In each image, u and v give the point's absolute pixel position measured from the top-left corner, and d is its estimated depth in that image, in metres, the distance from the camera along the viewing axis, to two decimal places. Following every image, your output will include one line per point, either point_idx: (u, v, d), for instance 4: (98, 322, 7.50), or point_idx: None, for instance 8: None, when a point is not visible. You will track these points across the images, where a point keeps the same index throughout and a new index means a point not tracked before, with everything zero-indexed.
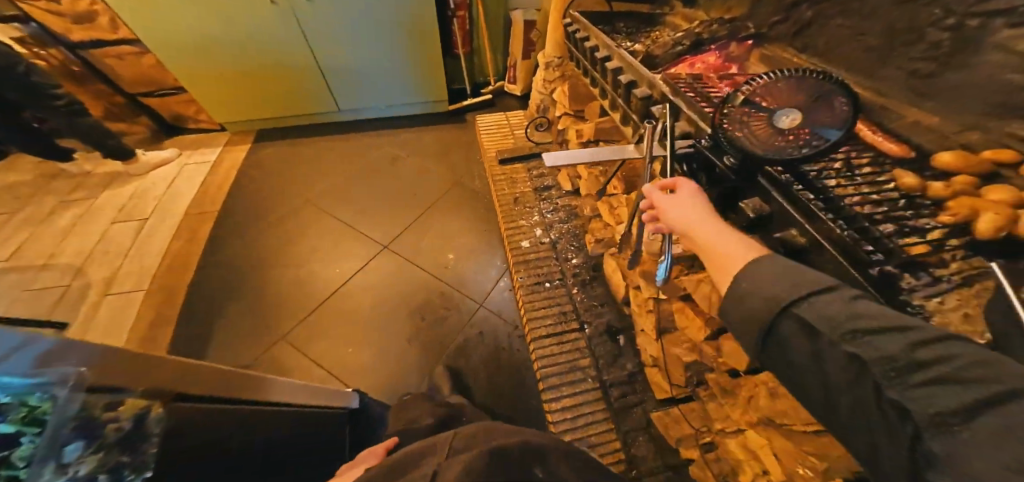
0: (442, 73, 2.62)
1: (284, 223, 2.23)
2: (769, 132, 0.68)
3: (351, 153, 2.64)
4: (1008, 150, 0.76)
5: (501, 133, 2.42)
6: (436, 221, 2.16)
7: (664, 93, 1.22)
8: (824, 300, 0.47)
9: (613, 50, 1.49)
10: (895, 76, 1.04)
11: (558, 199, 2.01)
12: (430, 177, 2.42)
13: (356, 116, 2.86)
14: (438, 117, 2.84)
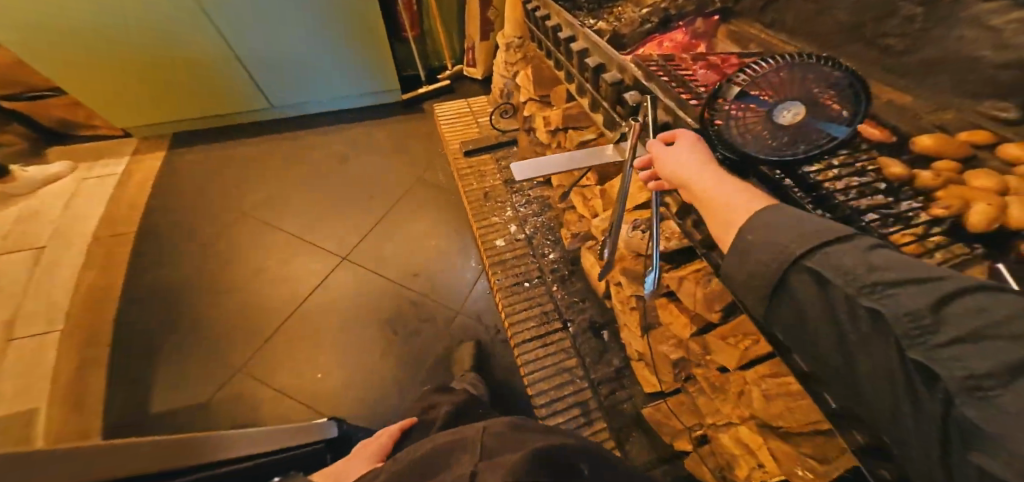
0: (384, 60, 2.40)
1: (224, 240, 2.01)
2: (768, 128, 0.62)
3: (297, 154, 2.41)
4: (983, 131, 0.75)
5: (462, 121, 2.26)
6: (401, 223, 2.02)
7: (637, 77, 1.10)
8: (840, 250, 0.43)
9: (578, 30, 1.34)
10: (865, 52, 1.01)
11: (530, 191, 1.92)
12: (389, 175, 2.24)
13: (288, 112, 2.59)
14: (393, 108, 2.63)
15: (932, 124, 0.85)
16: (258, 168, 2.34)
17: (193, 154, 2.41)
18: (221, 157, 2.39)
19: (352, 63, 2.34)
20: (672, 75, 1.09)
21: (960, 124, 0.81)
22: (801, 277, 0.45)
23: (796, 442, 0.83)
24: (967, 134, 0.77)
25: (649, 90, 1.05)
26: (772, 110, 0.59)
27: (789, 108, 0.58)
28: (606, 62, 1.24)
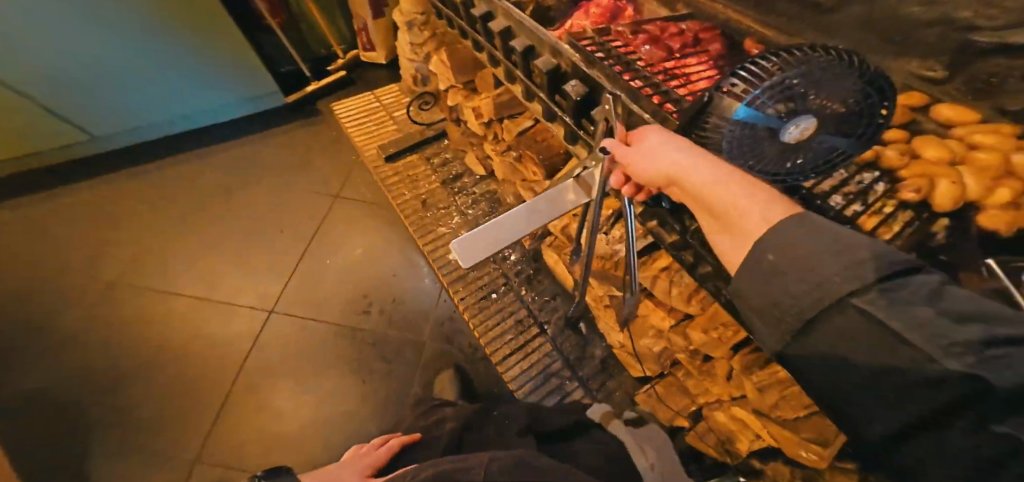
0: (241, 53, 1.86)
1: (104, 319, 1.65)
2: (774, 145, 0.53)
3: (177, 193, 1.97)
4: (916, 92, 0.80)
5: (372, 118, 1.98)
6: (335, 252, 1.76)
7: (574, 63, 0.87)
8: (903, 292, 0.33)
9: (494, 3, 1.06)
10: (794, 10, 0.94)
11: (473, 188, 1.78)
12: (303, 196, 1.92)
13: (137, 136, 2.04)
14: (282, 113, 2.19)
15: None
16: (134, 215, 1.92)
17: (39, 214, 1.92)
18: (78, 210, 1.93)
19: (194, 64, 1.81)
20: (620, 59, 0.92)
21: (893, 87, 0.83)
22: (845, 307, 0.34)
23: (795, 427, 0.85)
24: (903, 98, 0.81)
25: (591, 79, 0.85)
26: (783, 129, 0.49)
27: (799, 125, 0.49)
28: (538, 43, 0.97)
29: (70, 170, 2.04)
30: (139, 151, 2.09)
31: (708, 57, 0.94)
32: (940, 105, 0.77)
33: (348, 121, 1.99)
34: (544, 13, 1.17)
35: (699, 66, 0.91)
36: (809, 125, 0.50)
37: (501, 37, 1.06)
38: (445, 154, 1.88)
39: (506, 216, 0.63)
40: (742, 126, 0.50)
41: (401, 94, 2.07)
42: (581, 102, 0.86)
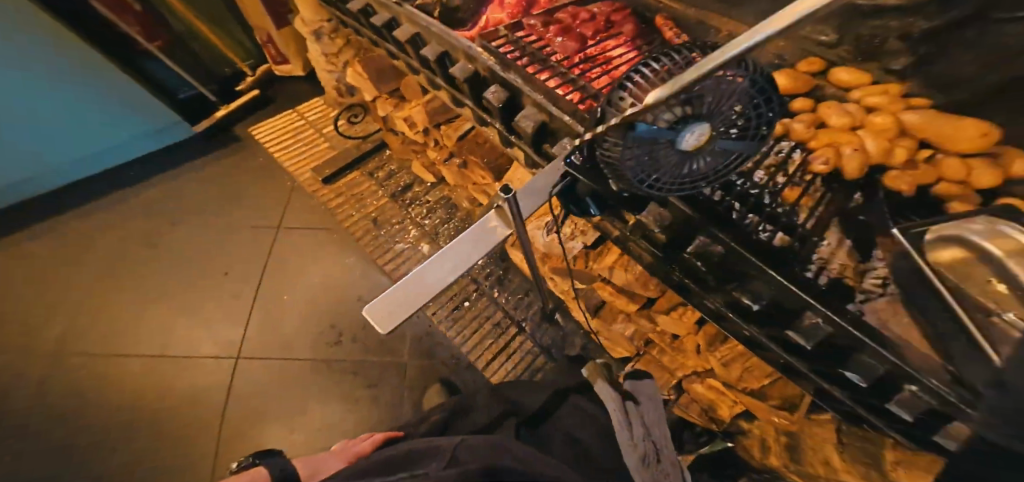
0: (121, 83, 1.69)
1: (41, 407, 1.49)
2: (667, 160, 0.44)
3: (96, 256, 1.78)
4: (815, 60, 0.84)
5: (300, 139, 1.92)
6: (293, 287, 1.68)
7: (489, 67, 0.82)
8: None
9: (394, 9, 0.98)
10: None
11: (425, 197, 1.76)
12: (245, 235, 1.80)
13: (26, 192, 1.85)
14: (197, 144, 2.00)
15: (772, 54, 0.92)
16: (48, 283, 1.72)
17: None
18: None
19: (73, 89, 1.61)
20: (534, 56, 0.84)
21: (792, 52, 0.89)
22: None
23: (764, 394, 0.92)
24: (806, 65, 0.85)
25: (509, 84, 0.80)
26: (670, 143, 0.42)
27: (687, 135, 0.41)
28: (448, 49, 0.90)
29: None
30: (38, 209, 1.87)
31: (626, 41, 0.90)
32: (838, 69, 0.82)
33: (271, 145, 1.93)
34: (452, 13, 1.00)
35: (617, 50, 0.87)
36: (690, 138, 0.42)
37: (411, 44, 0.97)
38: (389, 167, 1.85)
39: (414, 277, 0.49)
40: (641, 143, 0.41)
41: (328, 109, 2.02)
42: (502, 109, 0.82)
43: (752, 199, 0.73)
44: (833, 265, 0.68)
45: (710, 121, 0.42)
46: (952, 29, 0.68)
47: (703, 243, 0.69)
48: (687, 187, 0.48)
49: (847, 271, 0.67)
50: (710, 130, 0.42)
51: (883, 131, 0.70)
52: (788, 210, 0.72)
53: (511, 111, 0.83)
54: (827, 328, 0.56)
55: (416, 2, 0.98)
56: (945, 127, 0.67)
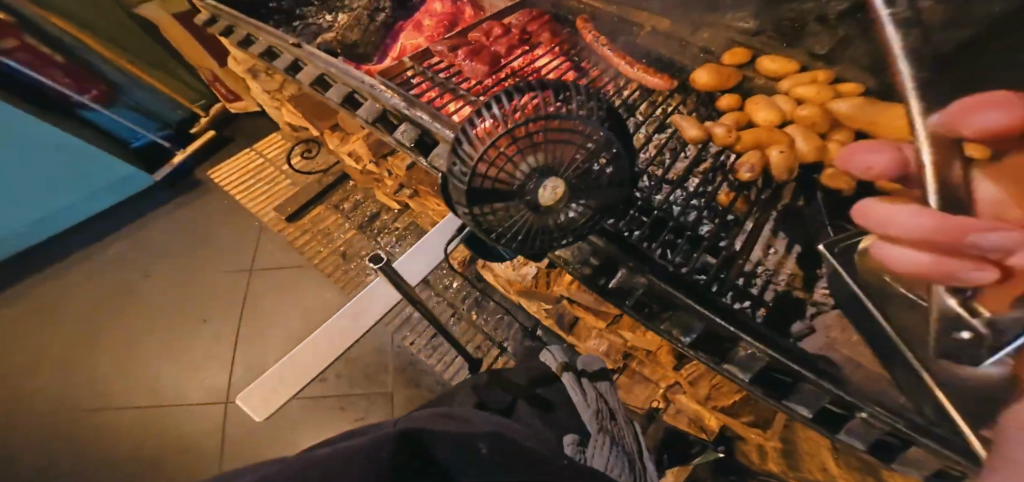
0: (45, 137, 1.55)
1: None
2: (535, 212, 0.42)
3: (55, 320, 1.66)
4: (739, 50, 0.80)
5: (260, 176, 1.93)
6: (270, 328, 1.62)
7: (398, 109, 0.76)
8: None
9: (296, 50, 0.93)
10: None
11: (394, 223, 1.74)
12: (215, 279, 1.73)
13: None
14: (160, 190, 1.94)
15: (698, 46, 0.87)
16: (8, 354, 1.60)
17: None
18: None
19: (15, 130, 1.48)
20: (450, 89, 0.81)
21: (719, 43, 0.85)
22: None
23: (736, 412, 0.88)
24: (729, 57, 0.80)
25: (417, 122, 0.73)
26: (529, 199, 0.40)
27: (547, 187, 0.39)
28: (355, 89, 0.83)
29: None
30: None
31: (550, 49, 0.92)
32: (762, 58, 0.78)
33: (234, 188, 1.91)
34: (352, 50, 1.03)
35: (543, 60, 0.90)
36: (557, 186, 0.40)
37: (315, 86, 0.90)
38: (355, 197, 1.83)
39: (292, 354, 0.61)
40: (495, 196, 0.40)
41: (284, 143, 2.02)
42: (419, 148, 0.74)
43: (673, 222, 0.68)
44: (779, 280, 0.65)
45: (560, 172, 0.40)
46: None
47: (622, 275, 0.64)
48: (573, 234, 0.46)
49: (795, 281, 0.65)
50: (562, 183, 0.40)
51: (812, 126, 0.69)
52: (722, 227, 0.69)
53: (427, 151, 0.75)
54: (762, 357, 0.52)
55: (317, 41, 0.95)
56: (878, 115, 0.62)
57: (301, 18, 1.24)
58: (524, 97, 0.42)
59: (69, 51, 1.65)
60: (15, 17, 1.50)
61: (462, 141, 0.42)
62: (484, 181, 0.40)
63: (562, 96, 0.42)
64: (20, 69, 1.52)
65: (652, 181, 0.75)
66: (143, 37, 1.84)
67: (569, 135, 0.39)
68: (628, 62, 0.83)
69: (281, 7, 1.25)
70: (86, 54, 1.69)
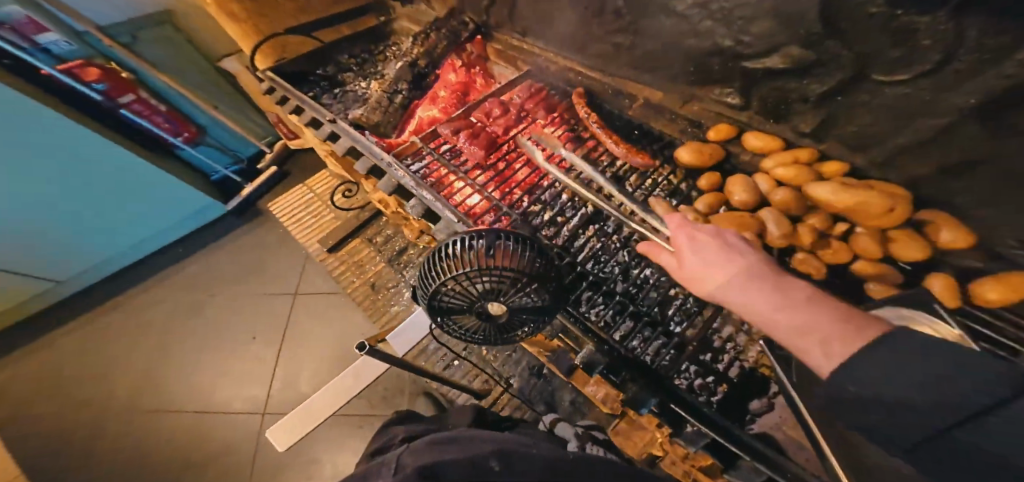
0: (148, 174, 1.86)
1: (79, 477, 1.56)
2: (485, 320, 0.62)
3: (135, 328, 1.94)
4: (723, 125, 0.87)
5: (309, 210, 2.18)
6: (306, 346, 1.81)
7: (409, 187, 1.01)
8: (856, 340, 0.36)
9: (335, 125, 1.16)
10: (604, 50, 1.04)
11: (419, 257, 1.91)
12: (265, 299, 1.97)
13: (84, 281, 2.04)
14: (232, 220, 2.25)
15: (686, 118, 0.94)
16: (99, 356, 1.88)
17: None
18: (37, 370, 1.86)
19: (117, 166, 1.76)
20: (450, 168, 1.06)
21: (707, 115, 0.91)
22: (895, 376, 0.31)
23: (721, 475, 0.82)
24: (715, 134, 0.87)
25: (423, 200, 0.99)
26: (481, 314, 0.61)
27: (492, 306, 0.59)
28: (376, 163, 1.09)
29: (17, 333, 1.97)
30: (92, 290, 2.07)
31: (549, 120, 1.10)
32: (747, 133, 0.85)
33: (290, 221, 2.16)
34: (374, 130, 1.22)
35: (545, 131, 1.10)
36: (498, 306, 0.60)
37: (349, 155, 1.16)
38: (386, 231, 2.03)
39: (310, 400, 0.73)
40: (458, 308, 0.61)
41: (330, 179, 2.28)
42: (425, 218, 1.00)
43: (633, 306, 0.91)
44: (747, 357, 0.86)
45: (498, 299, 0.59)
46: (846, 87, 0.67)
47: (588, 351, 0.83)
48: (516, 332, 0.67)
49: (762, 361, 0.84)
50: (502, 304, 0.59)
51: (786, 208, 0.77)
52: (696, 305, 0.89)
53: (432, 221, 1.01)
54: (706, 435, 0.72)
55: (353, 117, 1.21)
56: (856, 204, 0.70)
57: (341, 84, 1.47)
58: (464, 244, 0.59)
59: (169, 100, 2.02)
60: (135, 77, 1.86)
61: (426, 274, 0.62)
62: (444, 307, 0.61)
63: (494, 244, 0.58)
64: (134, 121, 1.87)
65: (632, 257, 0.96)
66: (227, 84, 2.21)
67: (506, 275, 0.58)
68: (614, 141, 0.96)
69: (325, 73, 1.48)
70: (180, 102, 2.05)
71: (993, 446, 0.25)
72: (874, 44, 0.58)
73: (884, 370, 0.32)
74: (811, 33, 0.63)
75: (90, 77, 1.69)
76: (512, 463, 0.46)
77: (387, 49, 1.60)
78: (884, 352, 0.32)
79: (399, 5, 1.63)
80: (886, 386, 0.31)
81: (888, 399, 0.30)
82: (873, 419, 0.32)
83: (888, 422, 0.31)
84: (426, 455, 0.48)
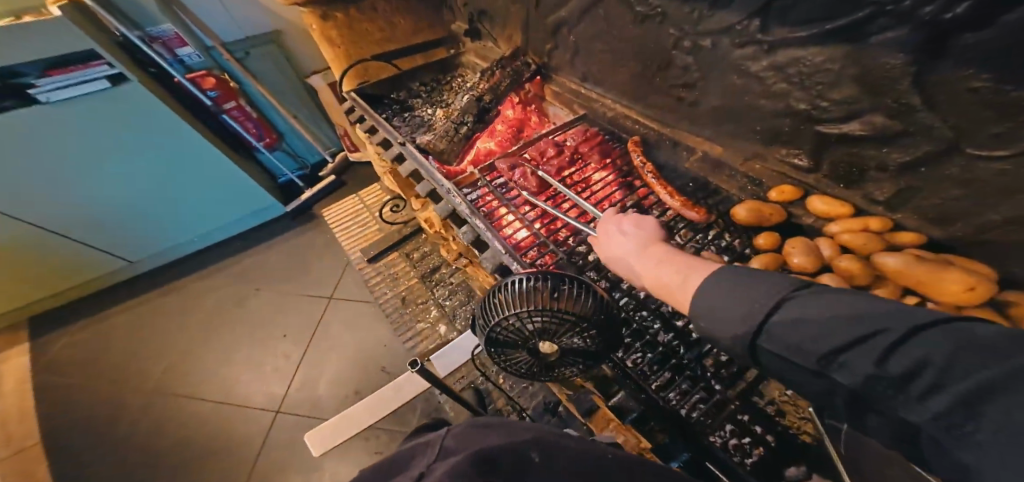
0: (224, 170, 2.05)
1: (105, 451, 1.63)
2: (534, 356, 0.61)
3: (181, 312, 2.06)
4: (787, 187, 0.86)
5: (356, 220, 2.30)
6: (330, 350, 1.83)
7: (463, 214, 1.06)
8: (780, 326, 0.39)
9: (404, 148, 1.28)
10: (664, 101, 1.03)
11: (451, 277, 1.94)
12: (300, 299, 2.04)
13: (151, 264, 2.23)
14: (286, 221, 2.40)
15: (745, 176, 0.93)
16: (145, 334, 2.00)
17: (50, 354, 1.96)
18: (93, 339, 2.00)
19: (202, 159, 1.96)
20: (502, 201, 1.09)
21: (769, 175, 0.90)
22: (733, 311, 0.44)
23: None
24: (777, 194, 0.86)
25: (476, 228, 1.03)
26: (531, 349, 0.60)
27: (543, 344, 0.58)
28: (437, 188, 1.15)
29: (85, 303, 2.14)
30: (154, 271, 2.25)
31: (599, 164, 1.13)
32: (812, 197, 0.83)
33: (338, 230, 2.28)
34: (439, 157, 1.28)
35: (597, 175, 1.11)
36: (550, 345, 0.58)
37: (412, 176, 1.25)
38: (423, 248, 2.10)
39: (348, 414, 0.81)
40: (508, 341, 0.60)
41: (382, 192, 2.42)
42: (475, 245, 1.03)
43: (676, 358, 0.86)
44: (787, 421, 0.79)
45: (551, 339, 0.58)
46: (935, 158, 0.63)
47: (620, 397, 0.81)
48: (562, 374, 0.65)
49: (804, 427, 0.77)
50: (555, 344, 0.58)
51: (851, 277, 0.74)
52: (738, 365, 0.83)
53: (480, 248, 1.04)
54: None
55: (420, 141, 1.29)
56: (925, 278, 0.66)
57: (410, 108, 1.59)
58: (526, 282, 0.58)
59: (260, 108, 2.25)
60: (240, 85, 2.11)
61: (487, 305, 0.61)
62: (499, 339, 0.60)
63: (559, 287, 0.57)
64: (231, 124, 2.12)
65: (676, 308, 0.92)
66: (311, 100, 2.44)
67: (565, 319, 0.56)
68: (669, 194, 0.95)
69: (397, 98, 1.62)
70: (268, 110, 2.29)
71: (787, 349, 0.38)
72: (974, 119, 0.55)
73: (724, 309, 0.45)
74: (900, 102, 0.61)
75: (207, 86, 1.96)
76: (553, 456, 0.48)
77: (453, 80, 1.71)
78: (718, 294, 0.46)
79: (468, 41, 1.74)
80: (732, 325, 0.43)
81: (737, 333, 0.43)
82: (730, 347, 0.45)
83: (740, 348, 0.43)
84: (474, 441, 0.52)
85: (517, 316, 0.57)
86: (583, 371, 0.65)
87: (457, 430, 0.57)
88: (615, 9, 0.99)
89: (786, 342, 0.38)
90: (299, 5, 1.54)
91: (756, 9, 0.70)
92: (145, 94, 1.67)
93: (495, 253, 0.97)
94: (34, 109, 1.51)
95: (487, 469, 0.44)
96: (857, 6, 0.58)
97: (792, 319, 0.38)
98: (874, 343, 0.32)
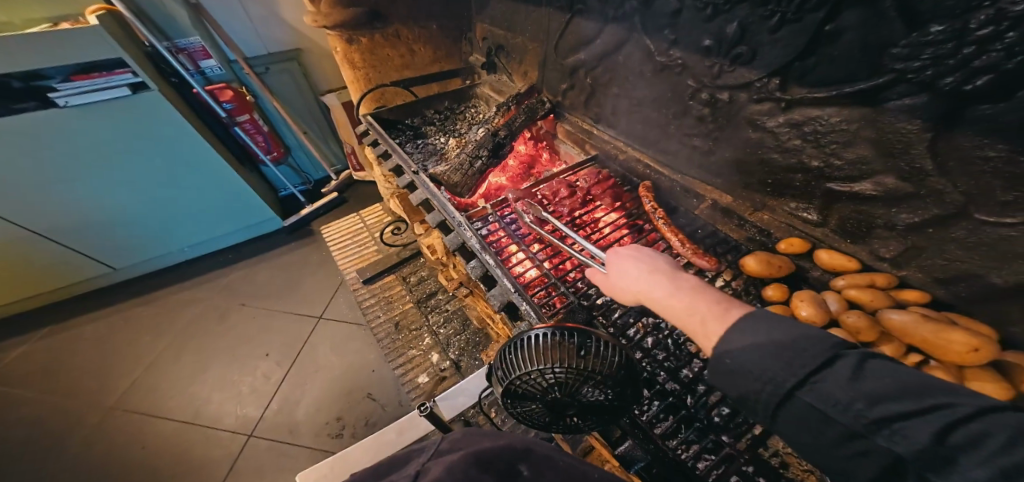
0: (224, 178, 2.02)
1: (51, 472, 1.48)
2: (550, 411, 0.59)
3: (158, 323, 1.97)
4: (795, 238, 0.86)
5: (355, 240, 2.28)
6: (314, 373, 1.73)
7: (473, 248, 1.05)
8: (827, 379, 0.41)
9: (415, 177, 1.30)
10: (676, 148, 1.07)
11: (446, 305, 1.91)
12: (287, 317, 1.95)
13: (139, 271, 2.16)
14: (282, 235, 2.36)
15: (756, 226, 0.94)
16: (118, 345, 1.88)
17: (13, 360, 1.83)
18: (59, 347, 1.88)
19: (201, 168, 1.93)
20: (513, 238, 1.09)
21: (778, 225, 0.91)
22: (778, 359, 0.44)
23: None
24: (785, 246, 0.86)
25: (484, 263, 1.02)
26: (547, 404, 0.58)
27: (559, 399, 0.56)
28: (447, 219, 1.16)
29: (59, 308, 2.04)
30: (139, 280, 2.16)
31: (612, 206, 1.14)
32: (818, 250, 0.83)
33: (335, 247, 2.25)
34: (452, 188, 1.27)
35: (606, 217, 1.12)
36: (568, 400, 0.56)
37: (422, 205, 1.26)
38: (421, 272, 2.09)
39: (350, 450, 0.79)
40: (526, 393, 0.58)
41: (383, 214, 2.43)
42: (483, 280, 1.02)
43: (686, 409, 0.80)
44: (793, 473, 0.72)
45: (570, 394, 0.56)
46: (940, 221, 0.65)
47: (628, 445, 0.77)
48: (575, 430, 0.62)
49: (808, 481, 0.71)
50: (572, 398, 0.56)
51: (857, 335, 0.71)
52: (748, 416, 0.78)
53: (488, 284, 1.03)
54: None
55: (431, 171, 1.30)
56: (933, 334, 0.64)
57: (423, 135, 1.63)
58: (550, 336, 0.58)
59: (271, 122, 2.28)
60: (253, 97, 2.13)
61: (508, 356, 0.60)
62: (518, 391, 0.58)
63: (584, 345, 0.56)
64: (239, 134, 2.10)
65: (682, 355, 0.88)
66: (323, 119, 2.48)
67: (588, 375, 0.54)
68: (681, 241, 0.94)
69: (412, 124, 1.67)
70: (279, 125, 2.32)
71: (826, 406, 0.40)
72: (985, 186, 0.58)
73: (768, 356, 0.45)
74: (913, 165, 0.64)
75: (223, 98, 1.96)
76: (542, 469, 0.48)
77: (466, 111, 1.76)
78: (764, 329, 0.47)
79: (484, 75, 1.79)
80: (771, 367, 0.44)
81: (774, 377, 0.43)
82: (757, 390, 0.45)
83: (766, 397, 0.44)
84: (468, 442, 0.50)
85: (540, 370, 0.55)
86: (599, 427, 0.62)
87: (451, 437, 0.54)
88: (635, 56, 1.04)
89: (827, 396, 0.40)
90: (326, 29, 1.62)
91: (776, 69, 0.75)
92: (165, 104, 1.69)
93: (504, 289, 0.95)
94: (52, 112, 1.51)
95: (483, 469, 0.45)
96: (878, 73, 0.62)
97: (845, 380, 0.40)
98: (934, 418, 0.35)
